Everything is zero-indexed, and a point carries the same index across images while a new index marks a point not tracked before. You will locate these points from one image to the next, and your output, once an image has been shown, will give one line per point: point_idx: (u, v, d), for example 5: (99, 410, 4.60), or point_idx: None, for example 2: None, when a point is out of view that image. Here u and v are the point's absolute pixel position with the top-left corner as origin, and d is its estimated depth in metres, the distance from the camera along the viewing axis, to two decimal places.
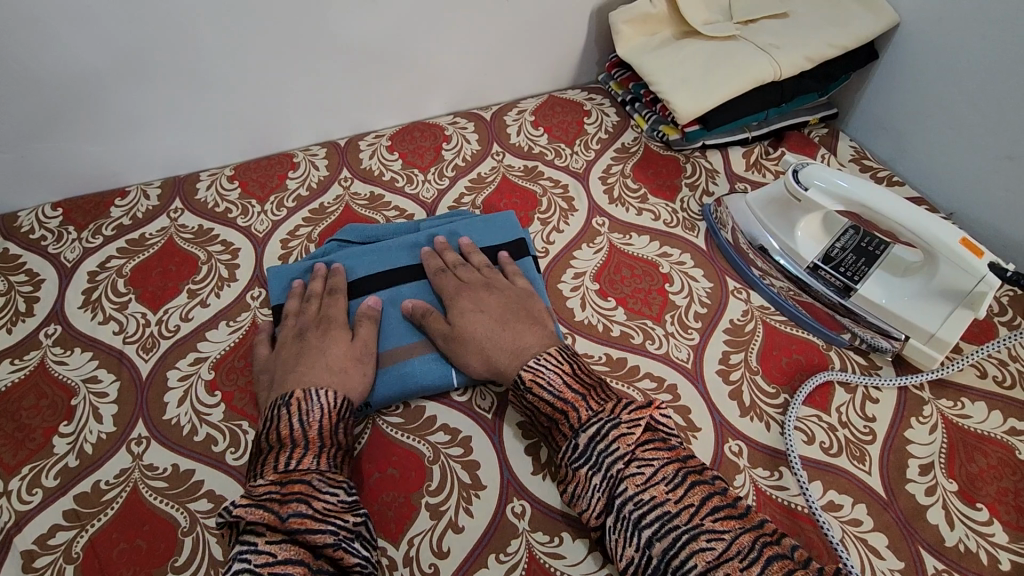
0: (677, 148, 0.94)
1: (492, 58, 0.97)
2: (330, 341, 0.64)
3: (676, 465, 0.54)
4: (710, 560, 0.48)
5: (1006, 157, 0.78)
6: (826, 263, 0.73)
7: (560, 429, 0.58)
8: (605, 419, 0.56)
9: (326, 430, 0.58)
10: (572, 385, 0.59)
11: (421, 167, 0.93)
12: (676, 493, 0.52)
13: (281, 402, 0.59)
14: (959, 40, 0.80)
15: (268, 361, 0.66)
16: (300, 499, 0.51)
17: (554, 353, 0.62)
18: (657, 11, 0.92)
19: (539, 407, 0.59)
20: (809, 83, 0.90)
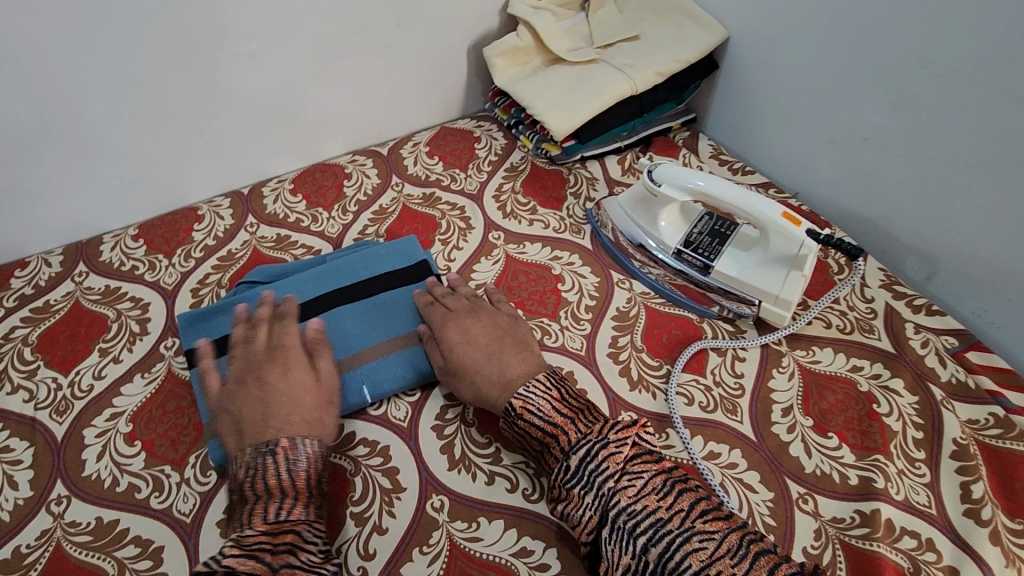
0: (560, 162, 1.03)
1: (381, 99, 1.05)
2: (298, 385, 0.66)
3: (664, 476, 0.58)
4: (705, 560, 0.52)
5: (826, 141, 0.92)
6: (687, 247, 0.83)
7: (551, 453, 0.62)
8: (593, 440, 0.60)
9: (312, 482, 0.61)
10: (560, 410, 0.64)
11: (325, 205, 0.98)
12: (667, 501, 0.56)
13: (266, 452, 0.60)
14: (774, 48, 0.94)
15: (223, 400, 0.65)
16: (290, 550, 0.54)
17: (542, 378, 0.66)
18: (524, 43, 1.02)
19: (530, 431, 0.64)
20: (663, 94, 1.02)
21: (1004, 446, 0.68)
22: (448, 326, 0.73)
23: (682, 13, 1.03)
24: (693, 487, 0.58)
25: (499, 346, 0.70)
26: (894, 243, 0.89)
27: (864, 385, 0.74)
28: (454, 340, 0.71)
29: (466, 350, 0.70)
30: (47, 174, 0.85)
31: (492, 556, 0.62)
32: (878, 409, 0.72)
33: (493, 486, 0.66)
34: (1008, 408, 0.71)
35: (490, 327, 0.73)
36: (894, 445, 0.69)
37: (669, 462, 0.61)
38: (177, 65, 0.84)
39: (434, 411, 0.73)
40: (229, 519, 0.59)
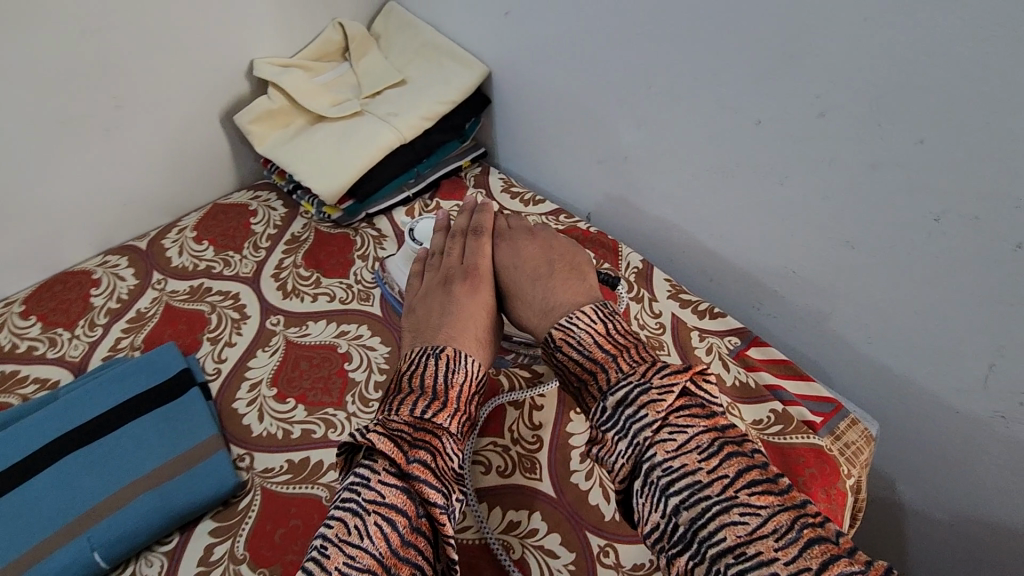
0: (345, 224, 0.96)
1: (124, 189, 0.93)
2: (471, 304, 0.73)
3: (714, 434, 0.53)
4: (741, 535, 0.47)
5: (597, 163, 0.93)
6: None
7: (588, 390, 0.61)
8: (634, 381, 0.57)
9: (461, 398, 0.63)
10: (602, 345, 0.63)
11: (66, 324, 0.84)
12: (710, 463, 0.51)
13: (433, 356, 0.65)
14: (528, 79, 0.95)
15: (420, 309, 0.74)
16: (424, 449, 0.57)
17: (589, 311, 0.67)
18: (278, 105, 0.95)
19: (569, 365, 0.64)
20: (437, 136, 0.99)
21: (785, 441, 0.70)
22: (502, 254, 0.79)
23: (440, 52, 1.01)
24: (748, 452, 0.53)
25: (547, 273, 0.74)
26: (676, 250, 0.91)
27: None
28: (505, 265, 0.78)
29: (516, 275, 0.76)
30: None
31: None
32: None
33: None
34: (786, 400, 0.74)
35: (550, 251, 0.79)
36: None
37: (723, 417, 0.56)
38: None
39: (197, 555, 0.63)
40: (381, 404, 0.63)
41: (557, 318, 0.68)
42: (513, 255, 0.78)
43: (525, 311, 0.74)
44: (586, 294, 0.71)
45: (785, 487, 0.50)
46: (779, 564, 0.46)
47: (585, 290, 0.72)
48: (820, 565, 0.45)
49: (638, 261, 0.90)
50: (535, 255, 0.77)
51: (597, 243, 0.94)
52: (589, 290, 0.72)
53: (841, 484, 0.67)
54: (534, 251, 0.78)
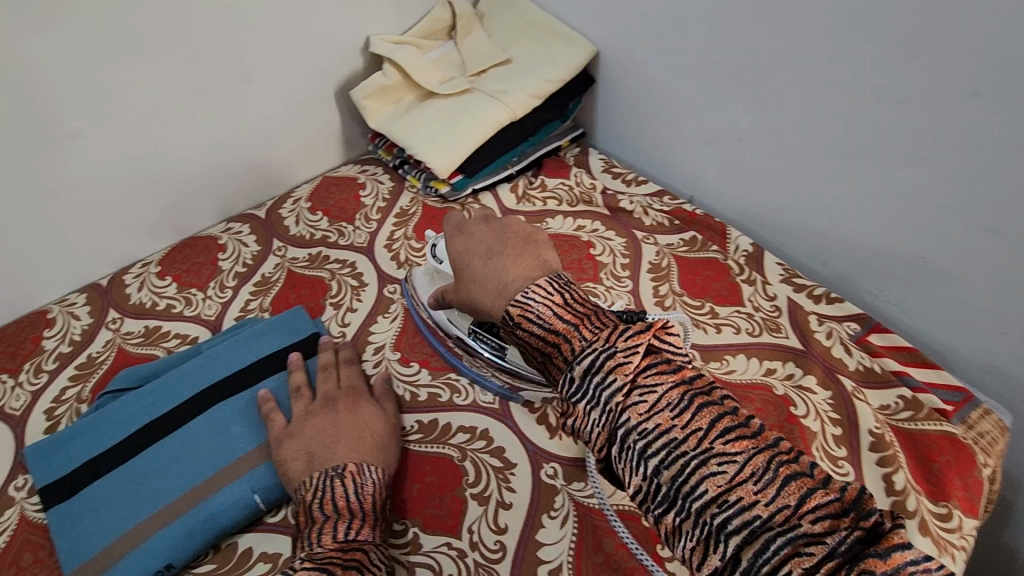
0: (452, 199, 0.98)
1: (248, 160, 0.96)
2: (364, 416, 0.66)
3: (683, 387, 0.48)
4: (722, 485, 0.44)
5: (707, 144, 0.92)
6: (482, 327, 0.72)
7: (554, 364, 0.55)
8: (601, 347, 0.51)
9: (376, 506, 0.59)
10: (563, 316, 0.55)
11: (199, 285, 0.88)
12: (682, 418, 0.46)
13: (333, 474, 0.59)
14: (640, 59, 0.94)
15: (299, 436, 0.64)
16: (357, 568, 0.52)
17: (544, 285, 0.58)
18: (391, 81, 0.97)
19: (529, 341, 0.56)
20: (544, 115, 1.00)
21: (916, 428, 0.69)
22: (452, 241, 0.67)
23: (550, 32, 1.01)
24: (718, 401, 0.47)
25: (502, 249, 0.63)
26: (782, 231, 0.90)
27: (780, 388, 0.74)
28: (460, 251, 0.66)
29: (464, 258, 0.65)
30: None
31: None
32: (796, 412, 0.71)
33: None
34: (915, 387, 0.73)
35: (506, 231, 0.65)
36: (816, 447, 0.68)
37: (682, 364, 0.51)
38: None
39: None
40: (297, 545, 0.56)
41: (510, 299, 0.59)
42: (467, 241, 0.66)
43: (478, 294, 0.63)
44: (540, 265, 0.61)
45: (759, 429, 0.46)
46: (761, 507, 0.42)
47: (541, 263, 0.61)
48: (798, 502, 0.42)
49: (749, 244, 0.89)
50: (488, 236, 0.65)
51: (704, 225, 0.93)
52: (546, 264, 0.62)
53: (977, 473, 0.66)
54: (489, 232, 0.66)
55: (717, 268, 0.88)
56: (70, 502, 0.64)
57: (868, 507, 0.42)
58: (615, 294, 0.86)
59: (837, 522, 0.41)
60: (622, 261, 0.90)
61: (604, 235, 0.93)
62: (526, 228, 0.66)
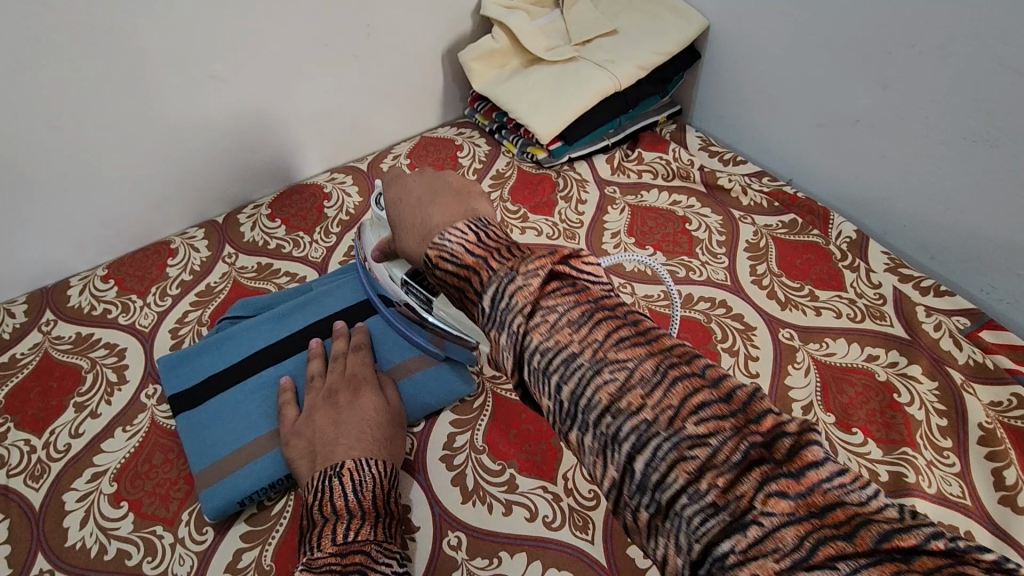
0: (547, 165, 1.00)
1: (357, 114, 1.00)
2: (366, 407, 0.64)
3: (740, 432, 0.35)
4: (778, 567, 0.31)
5: (818, 125, 0.90)
6: (413, 280, 0.67)
7: (468, 300, 0.48)
8: (504, 277, 0.44)
9: (379, 501, 0.58)
10: (475, 250, 0.48)
11: (306, 229, 0.93)
12: (728, 481, 0.34)
13: (332, 474, 0.58)
14: (755, 36, 0.92)
15: (297, 427, 0.64)
16: (358, 570, 0.50)
17: (462, 226, 0.50)
18: (500, 45, 0.99)
19: (447, 281, 0.49)
20: (647, 88, 0.99)
21: None
22: (390, 188, 0.61)
23: (661, 5, 1.00)
24: (770, 447, 0.35)
25: (432, 197, 0.57)
26: (887, 220, 0.88)
27: (881, 374, 0.73)
28: (391, 198, 0.60)
29: (397, 212, 0.58)
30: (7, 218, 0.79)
31: None
32: (898, 399, 0.70)
33: (512, 517, 0.62)
34: None
35: (440, 185, 0.58)
36: (919, 435, 0.67)
37: (741, 390, 0.37)
38: (133, 88, 0.78)
39: (442, 440, 0.68)
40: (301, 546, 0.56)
41: (431, 242, 0.52)
42: (400, 192, 0.60)
43: (405, 236, 0.58)
44: (467, 211, 0.54)
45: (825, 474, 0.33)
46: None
47: (472, 211, 0.54)
48: None
49: (853, 231, 0.86)
50: (423, 181, 0.59)
51: (806, 208, 0.91)
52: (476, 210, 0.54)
53: None
54: (421, 181, 0.60)
55: (818, 252, 0.86)
56: (196, 411, 0.69)
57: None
58: (710, 269, 0.85)
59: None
60: (718, 238, 0.89)
61: (700, 212, 0.93)
62: (459, 184, 0.59)
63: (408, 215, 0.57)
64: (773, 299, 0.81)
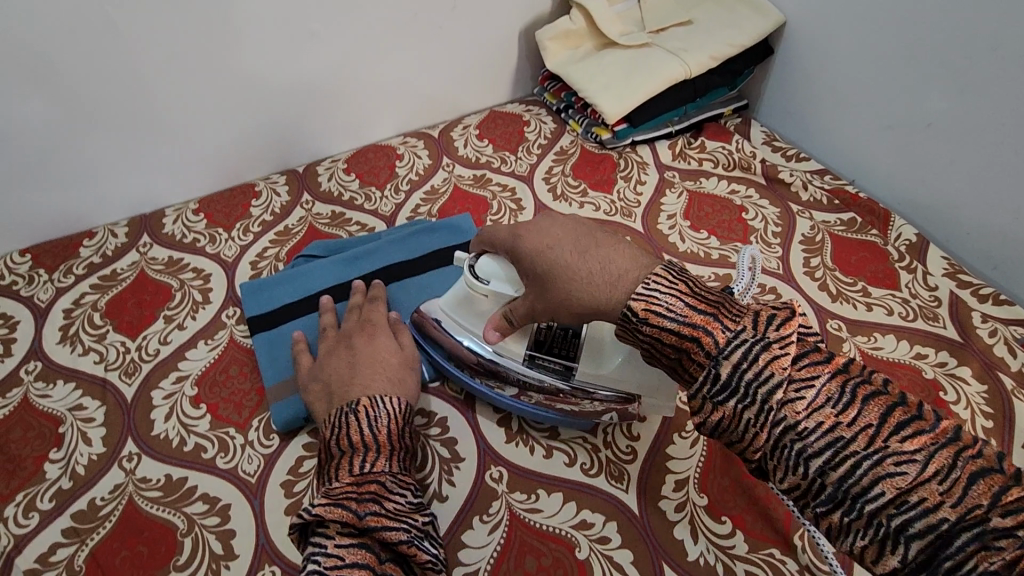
0: (610, 147, 1.03)
1: (434, 80, 1.05)
2: (381, 348, 0.67)
3: (841, 378, 0.46)
4: (901, 487, 0.41)
5: (887, 126, 0.90)
6: (538, 349, 0.64)
7: (691, 360, 0.49)
8: (750, 340, 0.47)
9: (394, 435, 0.59)
10: (696, 306, 0.49)
11: (377, 185, 0.99)
12: (847, 415, 0.44)
13: (349, 410, 0.60)
14: (832, 32, 0.93)
15: (315, 369, 0.67)
16: (373, 500, 0.53)
17: (663, 274, 0.51)
18: (576, 27, 1.02)
19: (661, 338, 0.50)
20: (717, 78, 1.01)
21: None
22: (524, 239, 0.58)
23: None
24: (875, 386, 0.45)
25: (593, 242, 0.55)
26: (952, 227, 0.87)
27: (929, 373, 0.73)
28: (535, 250, 0.57)
29: (562, 256, 0.55)
30: (118, 146, 0.87)
31: (551, 526, 0.62)
32: (944, 396, 0.71)
33: (551, 461, 0.66)
34: None
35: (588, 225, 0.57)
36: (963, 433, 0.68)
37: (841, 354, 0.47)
38: (242, 36, 0.85)
39: None
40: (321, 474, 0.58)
41: (632, 291, 0.51)
42: (546, 237, 0.57)
43: (578, 289, 0.54)
44: (642, 252, 0.55)
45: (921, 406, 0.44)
46: None
47: (640, 253, 0.55)
48: None
49: (912, 234, 0.86)
50: (569, 226, 0.57)
51: (866, 208, 0.91)
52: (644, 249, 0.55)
53: None
54: (561, 224, 0.58)
55: (874, 251, 0.86)
56: (269, 333, 0.76)
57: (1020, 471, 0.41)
58: (763, 257, 0.87)
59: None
60: (774, 229, 0.90)
61: (758, 203, 0.94)
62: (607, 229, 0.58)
63: (575, 252, 0.55)
64: (825, 291, 0.82)
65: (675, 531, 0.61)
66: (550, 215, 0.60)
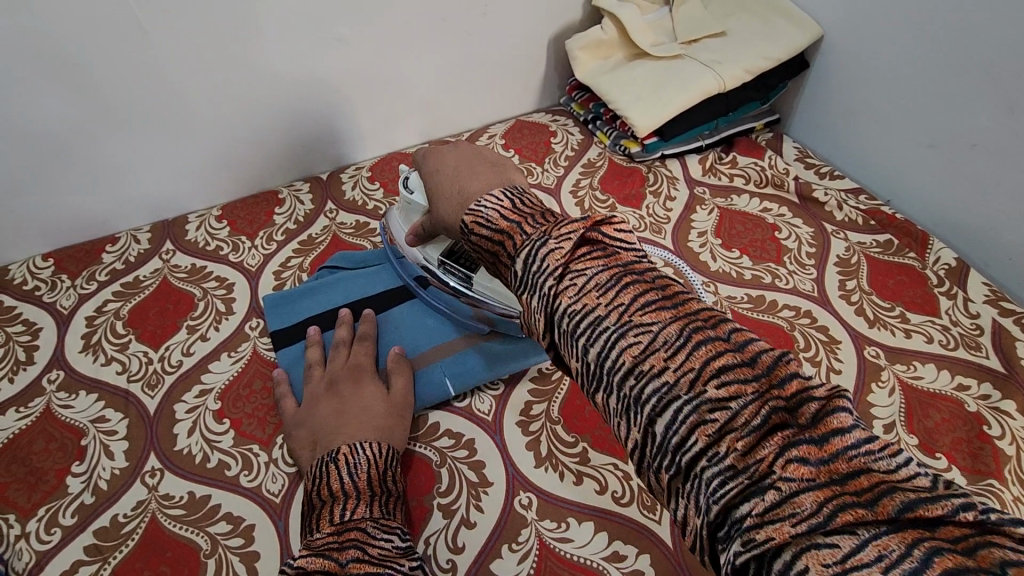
0: (639, 160, 1.01)
1: (461, 88, 1.03)
2: (369, 396, 0.65)
3: (763, 397, 0.36)
4: None
5: (928, 147, 0.87)
6: (449, 257, 0.71)
7: (500, 263, 0.50)
8: (536, 240, 0.46)
9: (375, 481, 0.57)
10: (509, 217, 0.50)
11: (402, 194, 0.97)
12: (749, 444, 0.35)
13: (328, 459, 0.58)
14: (872, 48, 0.91)
15: (300, 416, 0.65)
16: (353, 545, 0.48)
17: (496, 193, 0.53)
18: (608, 36, 1.00)
19: (481, 246, 0.52)
20: (750, 92, 0.99)
21: None
22: (428, 158, 0.65)
23: (774, 11, 0.99)
24: (793, 408, 0.36)
25: (468, 168, 0.60)
26: (997, 248, 0.84)
27: (972, 405, 0.71)
28: (434, 180, 0.61)
29: (441, 178, 0.61)
30: (143, 151, 0.86)
31: (582, 557, 0.60)
32: (988, 431, 0.69)
33: (582, 488, 0.64)
34: None
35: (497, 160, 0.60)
36: (1008, 471, 0.66)
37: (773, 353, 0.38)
38: (271, 41, 0.84)
39: (518, 406, 0.71)
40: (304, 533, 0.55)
41: (466, 207, 0.54)
42: (438, 163, 0.63)
43: (443, 209, 0.59)
44: (503, 179, 0.56)
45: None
46: None
47: (505, 178, 0.57)
48: None
49: (952, 258, 0.84)
50: (459, 156, 0.62)
51: (903, 230, 0.89)
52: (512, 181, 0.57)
53: None
54: (456, 155, 0.63)
55: (912, 275, 0.84)
56: (295, 347, 0.75)
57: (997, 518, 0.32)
58: (797, 279, 0.85)
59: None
60: (808, 249, 0.88)
61: (791, 221, 0.92)
62: (501, 159, 0.61)
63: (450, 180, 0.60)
64: (862, 316, 0.80)
65: (710, 566, 0.59)
66: (455, 145, 0.64)
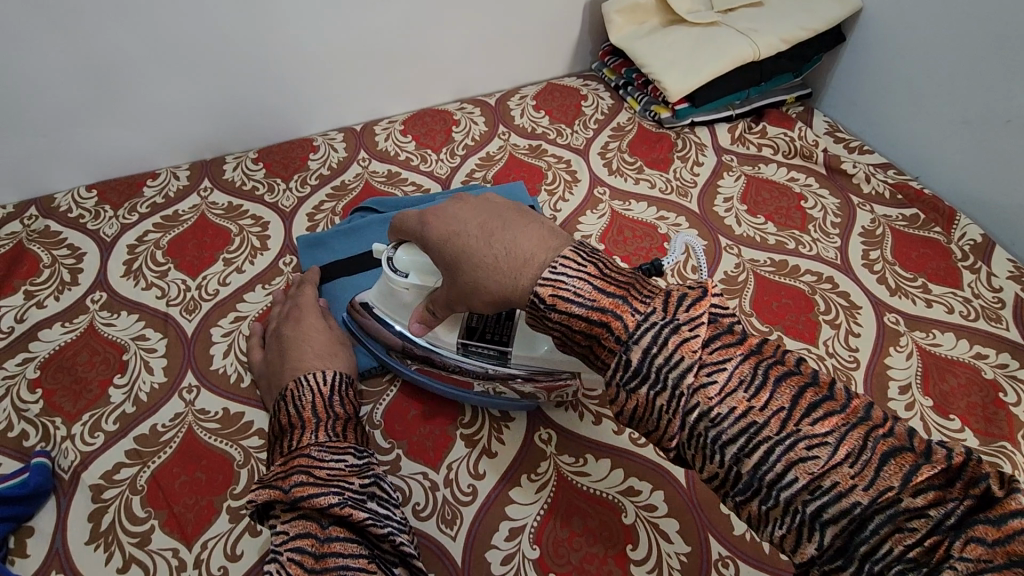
0: (668, 126, 1.02)
1: (497, 48, 1.04)
2: (308, 330, 0.65)
3: (754, 359, 0.40)
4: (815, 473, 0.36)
5: (962, 123, 0.87)
6: (470, 337, 0.62)
7: (603, 347, 0.44)
8: (661, 323, 0.42)
9: (321, 405, 0.57)
10: (605, 289, 0.45)
11: (433, 148, 0.99)
12: (761, 399, 0.39)
13: (279, 399, 0.59)
14: (911, 19, 0.90)
15: (261, 366, 0.67)
16: (300, 474, 0.49)
17: (571, 255, 0.46)
18: (645, 1, 1.01)
19: (569, 324, 0.45)
20: (784, 63, 0.99)
21: None
22: (432, 225, 0.53)
23: None
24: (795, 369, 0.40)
25: (501, 222, 0.50)
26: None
27: (988, 373, 0.72)
28: (445, 238, 0.52)
29: (467, 244, 0.50)
30: (187, 92, 0.89)
31: (599, 490, 0.62)
32: (1004, 398, 0.69)
33: (601, 427, 0.67)
34: None
35: (513, 209, 0.51)
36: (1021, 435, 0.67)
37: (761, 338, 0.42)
38: None
39: None
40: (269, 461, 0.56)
41: (538, 275, 0.46)
42: (471, 209, 0.52)
43: (486, 277, 0.48)
44: (550, 231, 0.49)
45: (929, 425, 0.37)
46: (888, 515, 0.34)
47: (552, 229, 0.49)
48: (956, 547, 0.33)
49: (978, 234, 0.84)
50: (477, 211, 0.51)
51: (930, 205, 0.89)
52: (556, 230, 0.49)
53: None
54: (471, 206, 0.53)
55: (937, 249, 0.84)
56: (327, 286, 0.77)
57: (976, 473, 0.34)
58: (821, 246, 0.85)
59: (944, 494, 0.34)
60: (833, 219, 0.89)
61: (818, 192, 0.92)
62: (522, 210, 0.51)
63: (498, 246, 0.48)
64: (883, 284, 0.81)
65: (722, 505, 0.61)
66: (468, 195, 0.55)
